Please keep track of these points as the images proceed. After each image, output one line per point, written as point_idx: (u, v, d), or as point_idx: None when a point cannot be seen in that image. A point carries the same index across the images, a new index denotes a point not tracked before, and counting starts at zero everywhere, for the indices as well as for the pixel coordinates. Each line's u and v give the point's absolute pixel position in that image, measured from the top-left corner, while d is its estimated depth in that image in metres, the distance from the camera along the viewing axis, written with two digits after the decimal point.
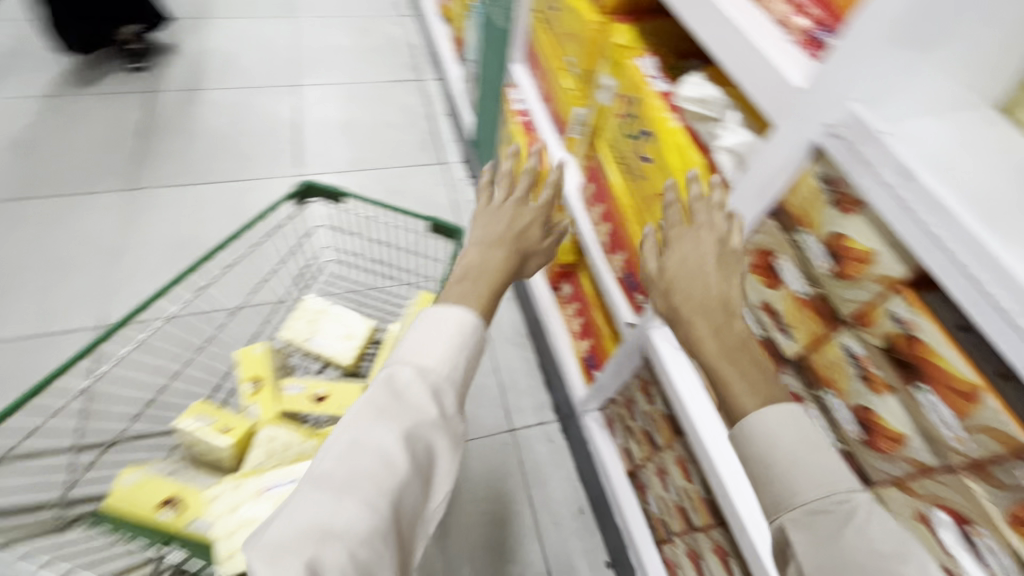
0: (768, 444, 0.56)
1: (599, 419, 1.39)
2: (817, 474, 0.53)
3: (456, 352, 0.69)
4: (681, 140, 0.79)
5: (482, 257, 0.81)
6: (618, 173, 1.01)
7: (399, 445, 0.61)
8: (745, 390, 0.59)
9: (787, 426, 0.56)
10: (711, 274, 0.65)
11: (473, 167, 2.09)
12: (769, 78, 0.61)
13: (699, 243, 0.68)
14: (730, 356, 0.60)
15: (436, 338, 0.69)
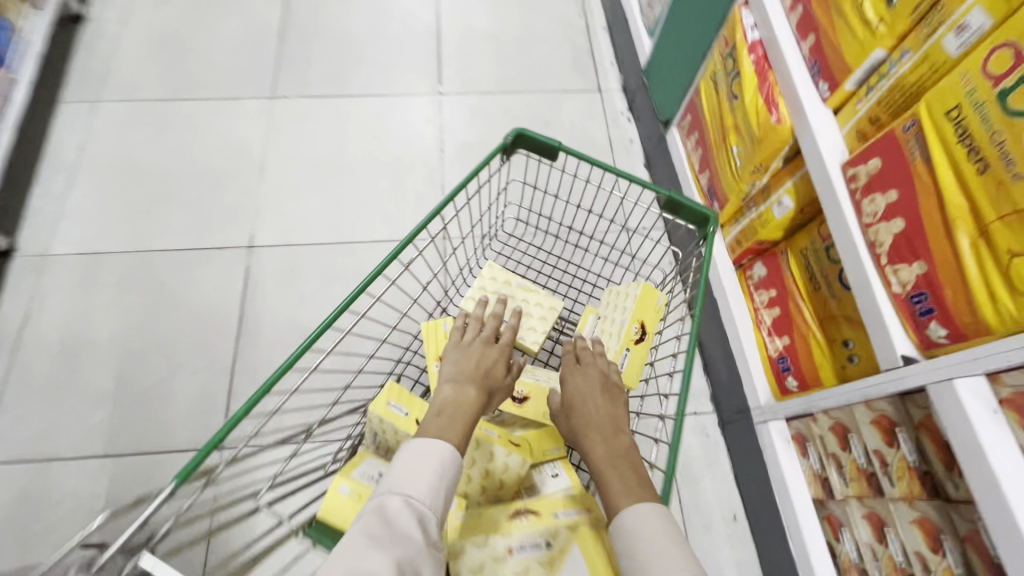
0: (636, 541, 0.64)
1: (784, 431, 1.19)
2: (667, 561, 0.61)
3: (440, 487, 0.68)
4: None
5: (457, 395, 0.77)
6: (945, 157, 0.73)
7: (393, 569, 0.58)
8: (621, 492, 0.67)
9: (649, 521, 0.64)
10: (601, 404, 0.77)
11: (638, 100, 1.78)
12: None
13: (588, 379, 0.80)
14: (613, 467, 0.70)
15: (421, 465, 0.68)
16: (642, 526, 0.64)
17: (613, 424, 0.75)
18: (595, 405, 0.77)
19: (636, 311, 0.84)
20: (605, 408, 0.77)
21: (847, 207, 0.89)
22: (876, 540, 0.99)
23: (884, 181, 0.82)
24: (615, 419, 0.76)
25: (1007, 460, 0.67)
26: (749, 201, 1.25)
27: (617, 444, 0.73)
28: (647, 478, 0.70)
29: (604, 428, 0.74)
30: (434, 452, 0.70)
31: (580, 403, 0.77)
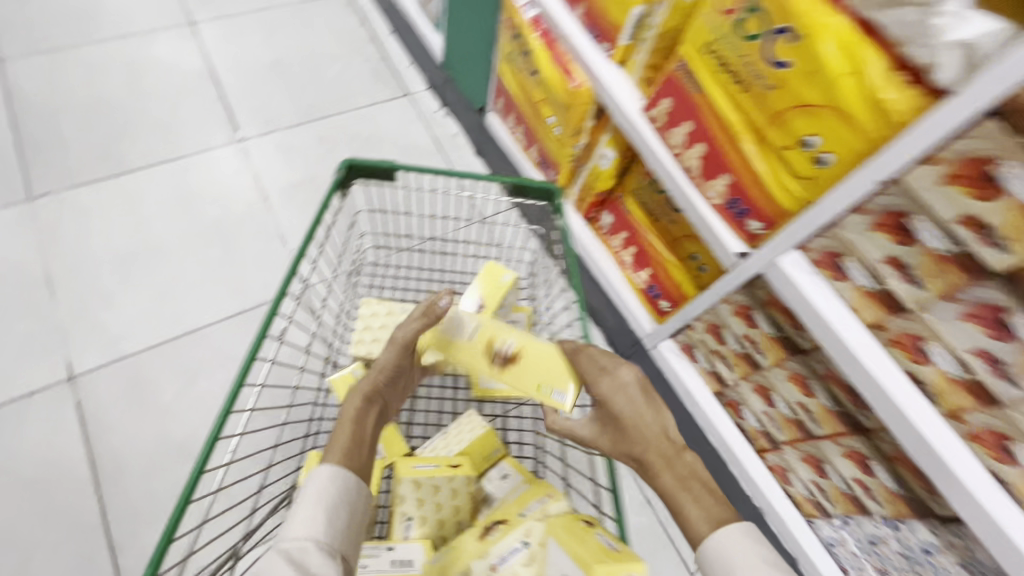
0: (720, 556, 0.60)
1: (672, 347, 1.34)
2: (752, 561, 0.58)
3: (326, 511, 0.60)
4: (843, 34, 0.66)
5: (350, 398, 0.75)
6: (717, 82, 0.85)
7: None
8: (699, 515, 0.63)
9: (731, 543, 0.59)
10: (645, 417, 0.72)
11: (446, 95, 1.82)
12: None
13: (627, 397, 0.74)
14: (684, 485, 0.66)
15: (306, 503, 0.61)
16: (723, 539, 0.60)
17: (668, 443, 0.70)
18: (642, 423, 0.72)
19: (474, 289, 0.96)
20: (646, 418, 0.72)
21: (654, 144, 1.02)
22: (767, 404, 1.16)
23: (680, 114, 0.94)
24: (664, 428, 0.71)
25: (828, 304, 0.84)
26: (579, 159, 1.34)
27: (683, 465, 0.68)
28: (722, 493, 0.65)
29: (658, 446, 0.69)
30: (324, 478, 0.63)
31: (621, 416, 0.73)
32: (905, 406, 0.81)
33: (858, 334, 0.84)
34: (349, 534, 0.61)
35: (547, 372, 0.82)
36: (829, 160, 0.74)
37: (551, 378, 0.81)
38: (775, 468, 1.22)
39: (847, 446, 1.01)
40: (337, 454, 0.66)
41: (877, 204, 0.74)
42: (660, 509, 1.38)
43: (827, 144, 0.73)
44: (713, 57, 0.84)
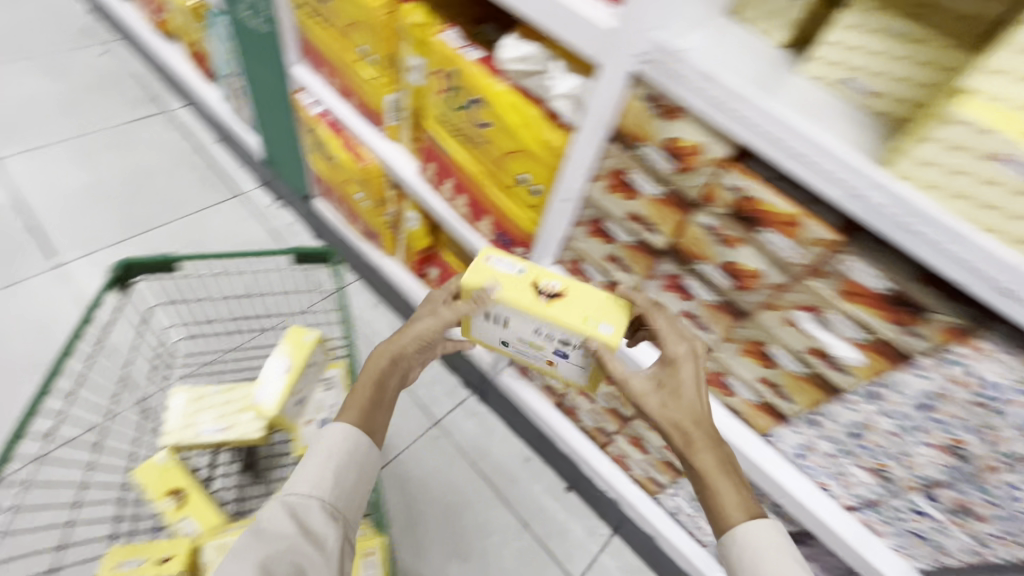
0: (747, 544, 0.66)
1: (512, 373, 1.49)
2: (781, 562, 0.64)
3: (333, 471, 0.74)
4: (511, 99, 0.87)
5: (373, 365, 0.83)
6: (455, 144, 1.04)
7: (257, 570, 0.64)
8: (733, 504, 0.69)
9: (760, 534, 0.66)
10: (690, 399, 0.77)
11: (277, 188, 1.93)
12: (581, 28, 0.69)
13: (688, 375, 0.79)
14: (721, 470, 0.71)
15: (317, 459, 0.75)
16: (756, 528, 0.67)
17: (710, 430, 0.74)
18: (687, 405, 0.76)
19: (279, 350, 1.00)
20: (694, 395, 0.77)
21: (434, 201, 1.19)
22: (591, 402, 1.33)
23: (442, 173, 1.13)
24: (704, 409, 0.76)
25: None
26: (395, 223, 1.49)
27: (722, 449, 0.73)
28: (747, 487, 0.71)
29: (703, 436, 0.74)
30: (333, 438, 0.76)
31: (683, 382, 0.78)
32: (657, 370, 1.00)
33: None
34: (354, 490, 0.76)
35: (590, 306, 0.82)
36: (540, 189, 0.94)
37: (595, 311, 0.82)
38: (617, 457, 1.37)
39: None
40: (351, 415, 0.79)
41: (585, 216, 0.95)
42: (536, 528, 1.47)
43: (533, 178, 0.93)
44: (445, 125, 1.03)
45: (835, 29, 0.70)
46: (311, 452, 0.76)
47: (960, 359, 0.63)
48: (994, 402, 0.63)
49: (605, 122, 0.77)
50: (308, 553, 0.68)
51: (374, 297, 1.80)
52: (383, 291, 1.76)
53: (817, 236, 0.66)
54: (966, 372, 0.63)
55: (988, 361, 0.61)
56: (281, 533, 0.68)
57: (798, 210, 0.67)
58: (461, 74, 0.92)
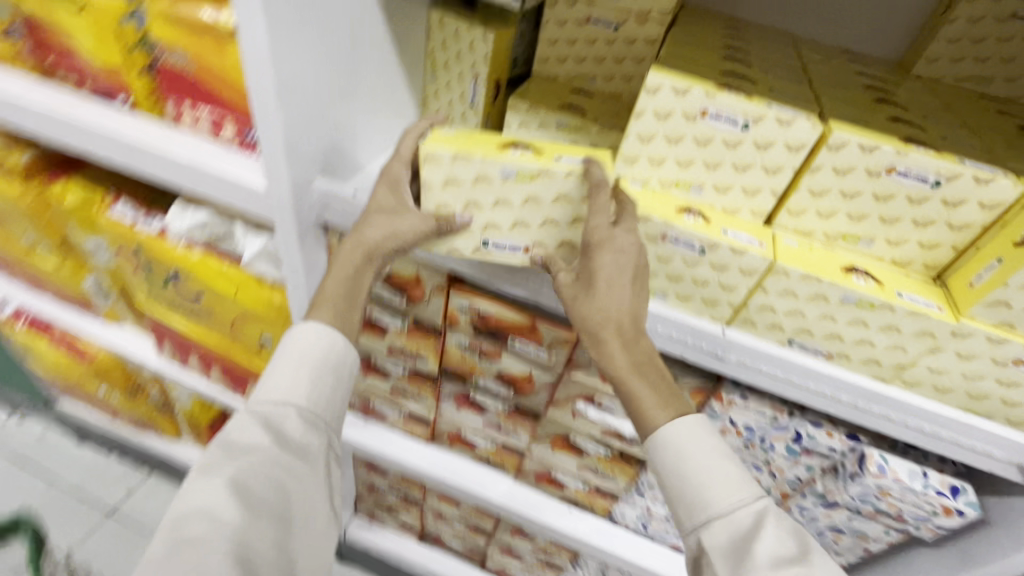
0: (681, 447, 0.52)
1: (362, 522, 1.29)
2: (735, 477, 0.52)
3: (308, 377, 0.59)
4: (212, 265, 0.74)
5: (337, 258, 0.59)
6: (180, 318, 0.88)
7: (227, 490, 0.51)
8: (654, 403, 0.53)
9: (700, 438, 0.52)
10: (624, 299, 0.52)
11: (8, 400, 1.51)
12: (234, 189, 0.60)
13: (619, 271, 0.51)
14: (641, 373, 0.52)
15: (288, 362, 0.59)
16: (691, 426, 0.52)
17: (628, 323, 0.52)
18: (619, 303, 0.52)
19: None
20: (620, 300, 0.52)
21: (189, 380, 1.00)
22: (451, 527, 1.19)
23: (182, 351, 0.94)
24: (633, 311, 0.52)
25: (387, 441, 0.93)
26: (165, 406, 1.23)
27: (641, 348, 0.52)
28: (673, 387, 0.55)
29: (627, 331, 0.52)
30: (303, 342, 0.59)
31: (596, 280, 0.51)
32: (488, 490, 0.91)
33: (425, 451, 0.94)
34: (338, 394, 0.61)
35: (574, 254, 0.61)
36: None
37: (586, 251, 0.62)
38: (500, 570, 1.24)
39: (508, 526, 1.08)
40: (325, 314, 0.60)
41: None
42: None
43: (275, 339, 0.81)
44: (159, 302, 0.87)
45: (510, 129, 0.71)
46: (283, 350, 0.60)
47: (717, 413, 0.63)
48: (760, 441, 0.65)
49: (318, 272, 0.69)
50: (292, 465, 0.56)
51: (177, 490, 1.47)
52: (185, 479, 1.44)
53: (559, 335, 0.63)
54: (727, 422, 0.64)
55: (738, 410, 0.62)
56: (253, 448, 0.55)
57: (530, 316, 0.63)
58: (145, 249, 0.77)
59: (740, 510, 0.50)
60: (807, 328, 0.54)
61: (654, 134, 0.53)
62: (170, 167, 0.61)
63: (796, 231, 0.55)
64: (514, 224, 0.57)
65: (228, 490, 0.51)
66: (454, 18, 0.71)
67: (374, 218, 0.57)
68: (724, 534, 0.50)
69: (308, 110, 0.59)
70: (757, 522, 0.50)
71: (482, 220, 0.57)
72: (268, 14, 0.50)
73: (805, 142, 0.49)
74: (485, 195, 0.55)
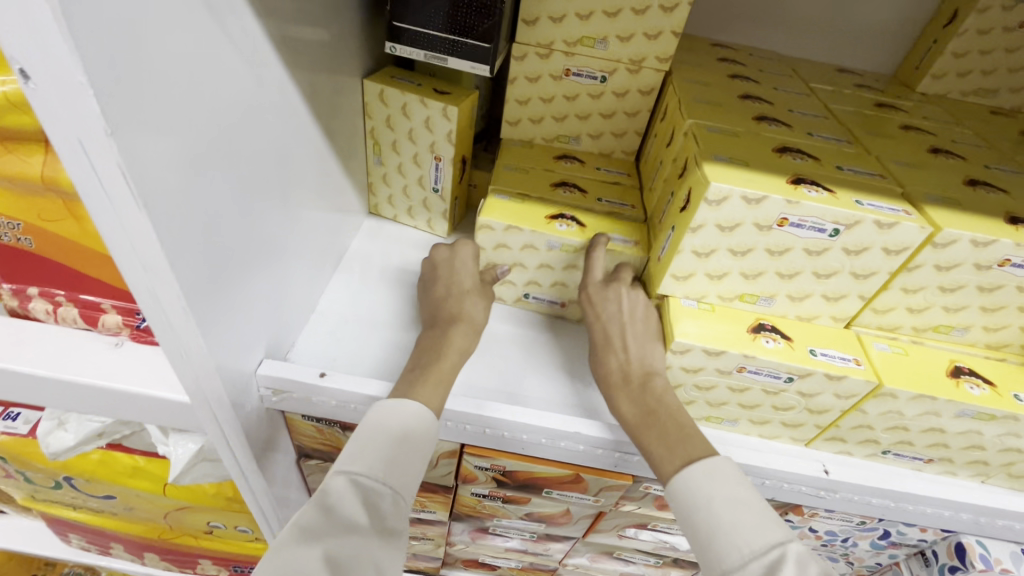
0: (691, 498, 0.36)
1: None
2: (746, 523, 0.33)
3: (411, 458, 0.39)
4: (123, 463, 0.55)
5: (443, 329, 0.48)
6: (89, 516, 0.66)
7: (325, 568, 0.32)
8: (664, 454, 0.39)
9: (710, 480, 0.36)
10: (629, 345, 0.44)
11: None
12: (133, 404, 0.41)
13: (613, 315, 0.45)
14: (649, 426, 0.40)
15: (386, 427, 0.39)
16: (703, 470, 0.37)
17: (635, 374, 0.43)
18: (625, 346, 0.44)
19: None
20: (620, 350, 0.44)
21: (117, 565, 0.78)
22: None
23: (98, 543, 0.72)
24: (638, 360, 0.43)
25: None
26: None
27: (650, 398, 0.42)
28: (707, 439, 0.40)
29: (629, 377, 0.43)
30: (412, 416, 0.40)
31: (595, 334, 0.47)
32: None
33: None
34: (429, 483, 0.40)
35: None
36: (248, 528, 0.64)
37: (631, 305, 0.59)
38: None
39: None
40: (437, 397, 0.42)
41: None
42: None
43: (229, 521, 0.63)
44: (51, 502, 0.64)
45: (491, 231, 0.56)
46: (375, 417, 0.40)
47: (796, 524, 0.55)
48: (841, 541, 0.57)
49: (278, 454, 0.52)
50: (393, 557, 0.36)
51: None
52: None
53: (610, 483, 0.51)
54: (805, 529, 0.56)
55: (820, 520, 0.54)
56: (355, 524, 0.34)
57: (571, 468, 0.51)
58: (11, 458, 0.55)
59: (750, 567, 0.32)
60: (908, 440, 0.46)
61: (716, 248, 0.41)
62: (22, 387, 0.41)
63: (879, 329, 0.46)
64: (553, 284, 0.55)
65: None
66: (398, 88, 0.55)
67: (473, 298, 0.51)
68: None
69: (232, 291, 0.39)
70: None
71: (524, 277, 0.55)
72: (156, 215, 0.30)
73: (909, 245, 0.39)
74: (534, 259, 0.53)
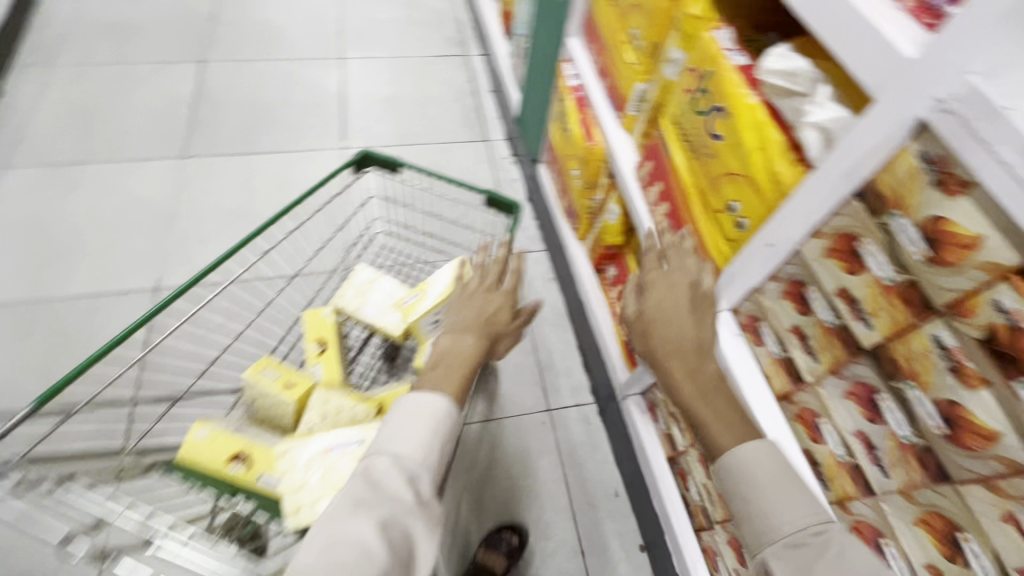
0: (744, 477, 0.69)
1: (640, 403, 1.38)
2: (794, 511, 0.66)
3: (433, 441, 0.69)
4: (758, 115, 0.76)
5: (454, 343, 0.82)
6: (681, 153, 0.97)
7: (375, 528, 0.59)
8: (721, 430, 0.73)
9: (759, 463, 0.69)
10: (684, 324, 0.81)
11: (516, 145, 2.07)
12: (871, 55, 0.59)
13: (674, 293, 0.85)
14: (710, 400, 0.75)
15: (423, 418, 0.71)
16: (751, 457, 0.69)
17: (691, 351, 0.79)
18: (680, 327, 0.81)
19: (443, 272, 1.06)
20: (681, 331, 0.81)
21: (637, 202, 1.15)
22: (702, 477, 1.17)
23: (655, 177, 1.08)
24: (695, 342, 0.80)
25: (744, 366, 0.89)
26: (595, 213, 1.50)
27: (704, 370, 0.78)
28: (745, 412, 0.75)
29: (683, 352, 0.79)
30: (431, 402, 0.72)
31: (659, 318, 0.83)
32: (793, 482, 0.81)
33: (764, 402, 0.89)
34: (440, 448, 0.70)
35: None
36: (746, 224, 0.83)
37: None
38: (709, 550, 1.17)
39: None
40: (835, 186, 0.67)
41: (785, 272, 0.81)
42: (589, 564, 1.38)
43: (744, 209, 0.82)
44: (679, 129, 0.97)
45: None
46: (393, 414, 0.73)
47: None
48: None
49: (858, 173, 0.64)
50: (421, 527, 0.63)
51: (547, 271, 1.84)
52: (560, 270, 1.78)
53: None
54: None
55: None
56: (396, 498, 0.63)
57: None
58: (711, 78, 0.85)
59: (806, 531, 0.64)
60: None
61: None
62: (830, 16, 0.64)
63: None
64: None
65: (377, 524, 0.59)
66: None
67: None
68: (786, 548, 0.64)
69: None
70: (822, 543, 0.63)
71: None
72: None
73: None
74: None
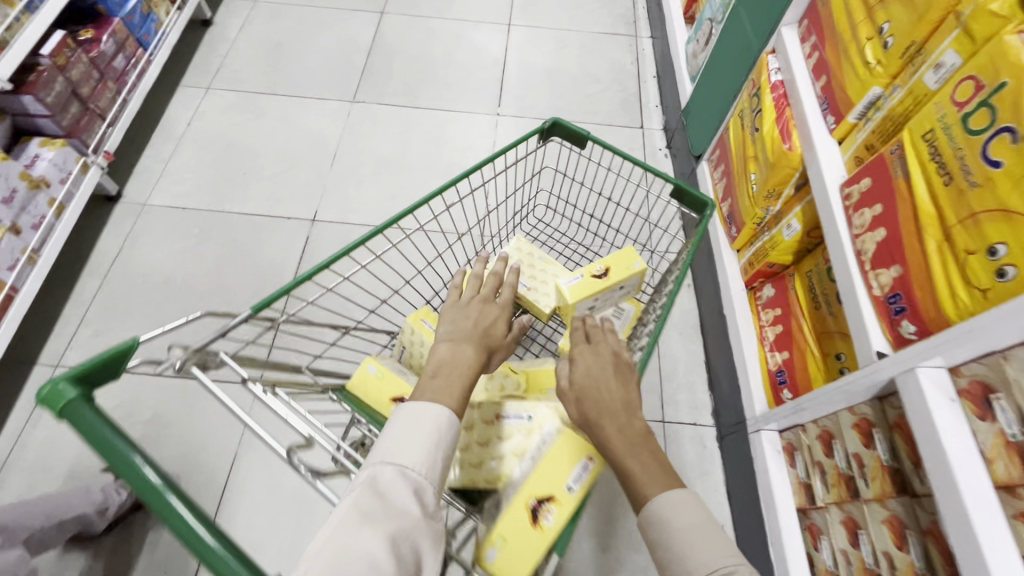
0: (654, 524, 0.64)
1: (775, 442, 1.25)
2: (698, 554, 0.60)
3: (436, 449, 0.61)
4: None
5: (453, 354, 0.73)
6: (926, 175, 0.83)
7: (384, 543, 0.51)
8: (644, 480, 0.67)
9: (674, 508, 0.64)
10: (612, 384, 0.76)
11: (675, 138, 1.95)
12: None
13: (598, 357, 0.79)
14: (632, 454, 0.69)
15: (423, 428, 0.62)
16: (659, 506, 0.64)
17: (621, 407, 0.73)
18: (605, 386, 0.76)
19: (609, 261, 0.99)
20: (606, 388, 0.75)
21: (838, 222, 1.01)
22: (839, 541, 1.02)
23: (870, 198, 0.94)
24: (624, 397, 0.75)
25: (957, 438, 0.74)
26: (764, 225, 1.36)
27: (631, 420, 0.73)
28: (668, 464, 0.69)
29: (617, 404, 0.74)
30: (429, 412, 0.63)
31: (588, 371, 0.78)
32: None
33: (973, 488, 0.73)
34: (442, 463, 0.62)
35: None
36: (1009, 275, 0.68)
37: None
38: None
39: None
40: None
41: None
42: None
43: (1014, 256, 0.68)
44: (929, 147, 0.82)
45: None
46: (390, 424, 0.64)
47: None
48: None
49: None
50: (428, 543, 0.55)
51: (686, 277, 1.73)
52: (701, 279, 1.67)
53: None
54: None
55: None
56: (401, 511, 0.54)
57: None
58: (1003, 91, 0.70)
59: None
60: None
61: None
62: None
63: None
64: None
65: (385, 537, 0.51)
66: None
67: None
68: None
69: None
70: None
71: None
72: None
73: None
74: None
